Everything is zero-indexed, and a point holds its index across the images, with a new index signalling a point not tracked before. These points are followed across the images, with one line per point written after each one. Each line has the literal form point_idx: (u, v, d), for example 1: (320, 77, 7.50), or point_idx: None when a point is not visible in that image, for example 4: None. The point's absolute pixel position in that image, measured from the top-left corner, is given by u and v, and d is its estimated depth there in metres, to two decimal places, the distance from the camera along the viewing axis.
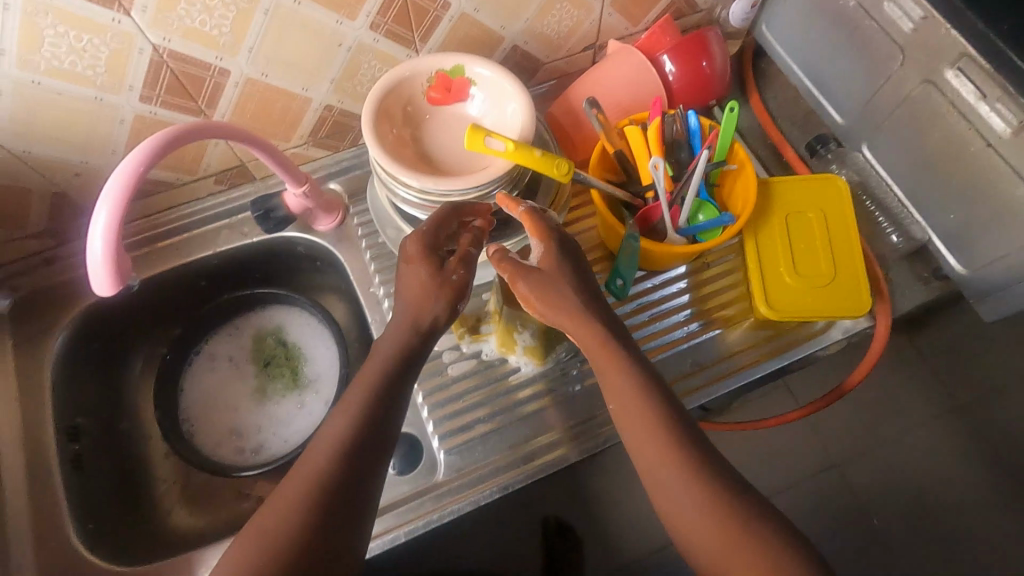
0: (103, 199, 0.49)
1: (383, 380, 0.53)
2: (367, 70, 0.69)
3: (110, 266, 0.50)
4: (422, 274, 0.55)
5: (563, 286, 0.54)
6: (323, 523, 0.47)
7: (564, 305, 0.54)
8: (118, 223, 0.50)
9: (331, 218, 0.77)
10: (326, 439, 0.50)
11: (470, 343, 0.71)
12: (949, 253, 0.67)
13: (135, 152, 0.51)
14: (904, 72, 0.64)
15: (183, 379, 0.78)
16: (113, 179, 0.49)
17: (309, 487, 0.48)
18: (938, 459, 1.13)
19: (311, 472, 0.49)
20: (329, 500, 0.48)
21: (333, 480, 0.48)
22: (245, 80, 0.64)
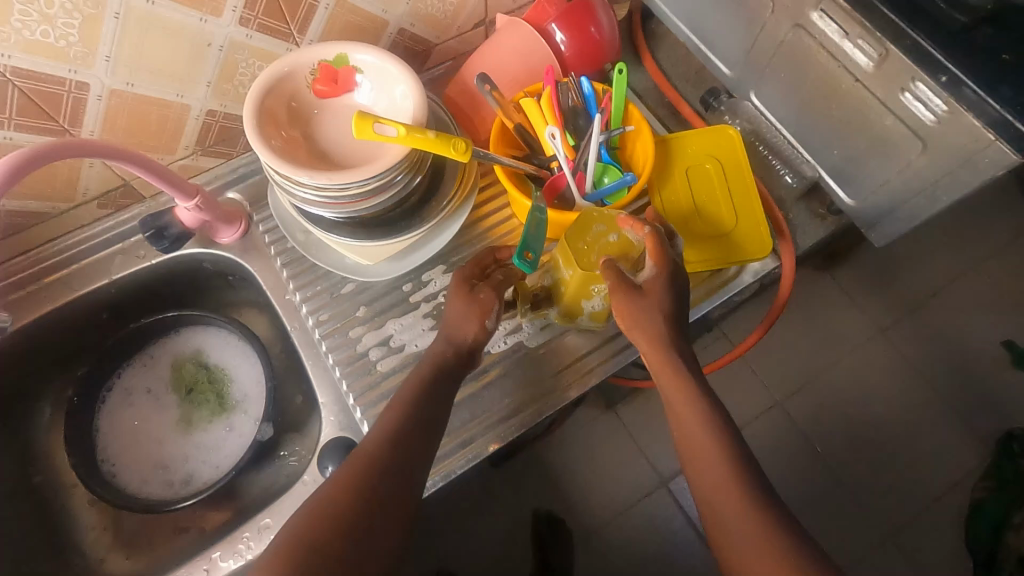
0: None
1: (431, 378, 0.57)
2: (245, 69, 0.66)
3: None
4: (466, 297, 0.61)
5: (651, 310, 0.56)
6: (378, 490, 0.49)
7: (649, 332, 0.56)
8: None
9: (233, 229, 0.73)
10: (381, 424, 0.54)
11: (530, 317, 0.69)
12: (838, 188, 0.71)
13: None
14: (775, 19, 0.66)
15: (97, 419, 0.74)
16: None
17: (364, 461, 0.51)
18: (867, 383, 1.21)
19: (367, 451, 0.52)
20: (383, 471, 0.50)
21: (388, 456, 0.51)
22: (109, 92, 0.59)
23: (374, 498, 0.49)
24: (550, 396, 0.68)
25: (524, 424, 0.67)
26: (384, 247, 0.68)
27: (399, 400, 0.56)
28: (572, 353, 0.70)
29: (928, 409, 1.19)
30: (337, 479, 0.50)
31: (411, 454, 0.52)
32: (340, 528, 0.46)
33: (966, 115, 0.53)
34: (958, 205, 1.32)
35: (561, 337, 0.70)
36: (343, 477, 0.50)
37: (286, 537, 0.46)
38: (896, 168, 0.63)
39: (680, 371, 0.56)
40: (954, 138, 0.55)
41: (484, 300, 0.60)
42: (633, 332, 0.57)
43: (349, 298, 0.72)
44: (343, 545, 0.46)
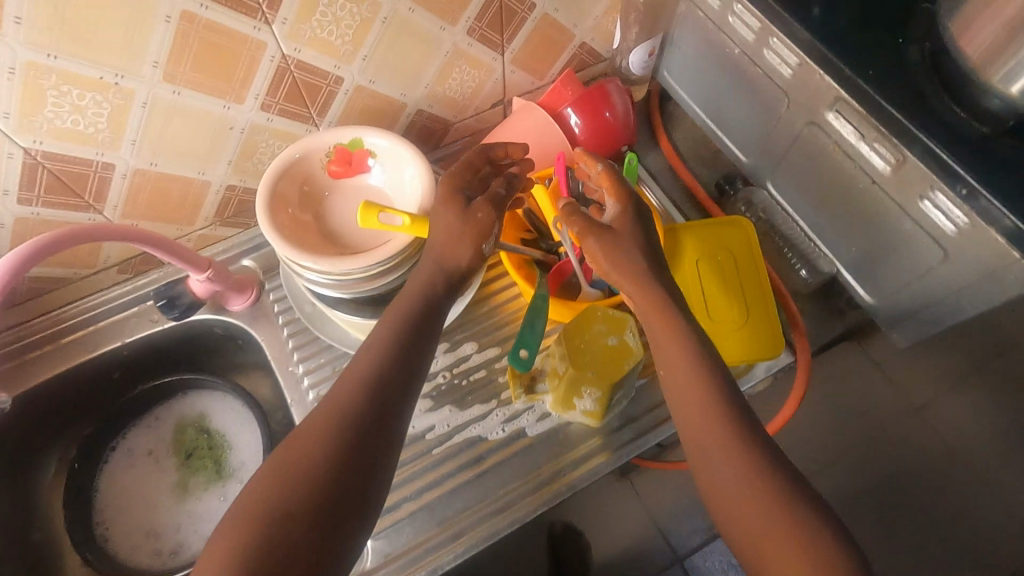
0: None
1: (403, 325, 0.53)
2: (265, 148, 0.68)
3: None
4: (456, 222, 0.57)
5: (621, 250, 0.55)
6: (348, 446, 0.47)
7: (628, 272, 0.55)
8: None
9: (244, 297, 0.75)
10: (347, 374, 0.51)
11: (525, 401, 0.69)
12: (857, 284, 0.69)
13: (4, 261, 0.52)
14: (790, 114, 0.65)
15: (97, 481, 0.74)
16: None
17: (328, 420, 0.48)
18: (932, 458, 1.08)
19: (331, 407, 0.49)
20: (350, 430, 0.48)
21: (354, 411, 0.49)
22: (133, 171, 0.62)
23: (343, 458, 0.47)
24: (547, 489, 0.65)
25: (519, 516, 0.64)
26: None
27: (367, 345, 0.53)
28: (574, 443, 0.68)
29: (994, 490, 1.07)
30: (299, 439, 0.47)
31: (382, 407, 0.50)
32: (308, 492, 0.45)
33: (988, 230, 0.51)
34: None
35: (562, 426, 0.68)
36: (306, 437, 0.48)
37: (262, 492, 0.45)
38: (914, 272, 0.61)
39: (673, 328, 0.54)
40: (975, 252, 0.53)
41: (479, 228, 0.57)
42: (612, 274, 0.56)
43: None
44: (312, 509, 0.44)
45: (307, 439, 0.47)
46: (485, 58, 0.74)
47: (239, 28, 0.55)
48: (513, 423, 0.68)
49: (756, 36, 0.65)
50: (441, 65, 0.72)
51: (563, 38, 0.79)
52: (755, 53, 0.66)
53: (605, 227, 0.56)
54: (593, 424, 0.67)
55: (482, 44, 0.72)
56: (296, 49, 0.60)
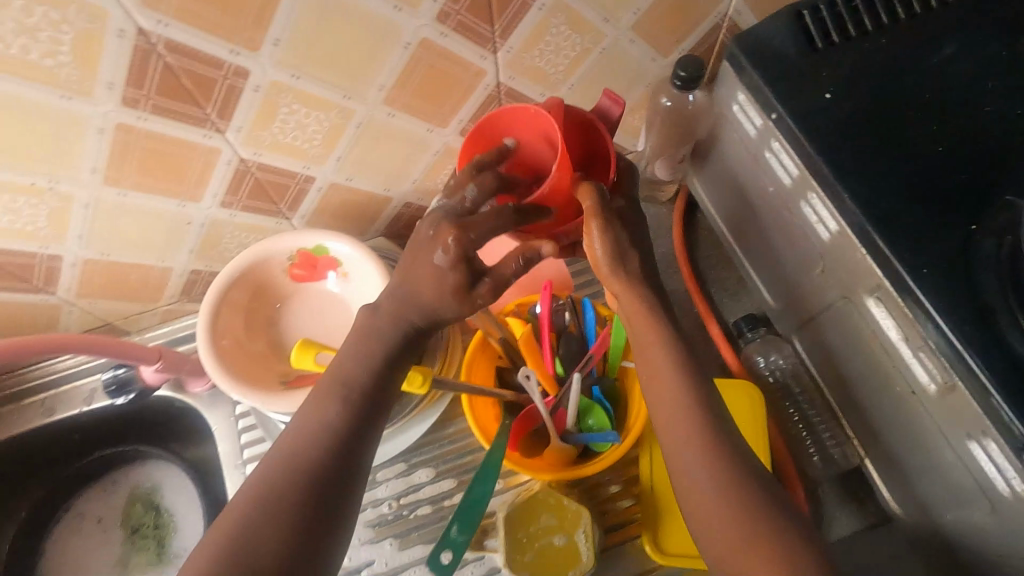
0: None
1: (377, 363, 0.48)
2: (230, 238, 0.63)
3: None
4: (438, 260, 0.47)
5: (627, 250, 0.51)
6: (319, 508, 0.42)
7: (633, 280, 0.50)
8: None
9: (204, 380, 0.71)
10: (313, 421, 0.45)
11: (476, 552, 0.60)
12: (885, 486, 0.57)
13: None
14: (825, 281, 0.54)
15: (48, 543, 0.74)
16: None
17: (298, 472, 0.43)
18: None
19: (297, 457, 0.44)
20: (320, 493, 0.43)
21: (325, 465, 0.44)
22: (83, 261, 0.58)
23: (319, 502, 0.43)
24: None
25: None
26: None
27: (332, 381, 0.47)
28: None
29: None
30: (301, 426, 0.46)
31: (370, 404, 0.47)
32: (298, 484, 0.43)
33: None
34: None
35: None
36: (265, 500, 0.42)
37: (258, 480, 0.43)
38: (955, 508, 0.49)
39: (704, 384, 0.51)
40: None
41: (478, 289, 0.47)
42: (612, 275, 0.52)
43: None
44: (289, 538, 0.41)
45: (271, 503, 0.42)
46: None
47: (185, 137, 0.50)
48: None
49: (794, 183, 0.53)
50: (431, 163, 0.64)
51: None
52: (790, 200, 0.55)
53: (615, 214, 0.50)
54: None
55: None
56: (255, 154, 0.54)
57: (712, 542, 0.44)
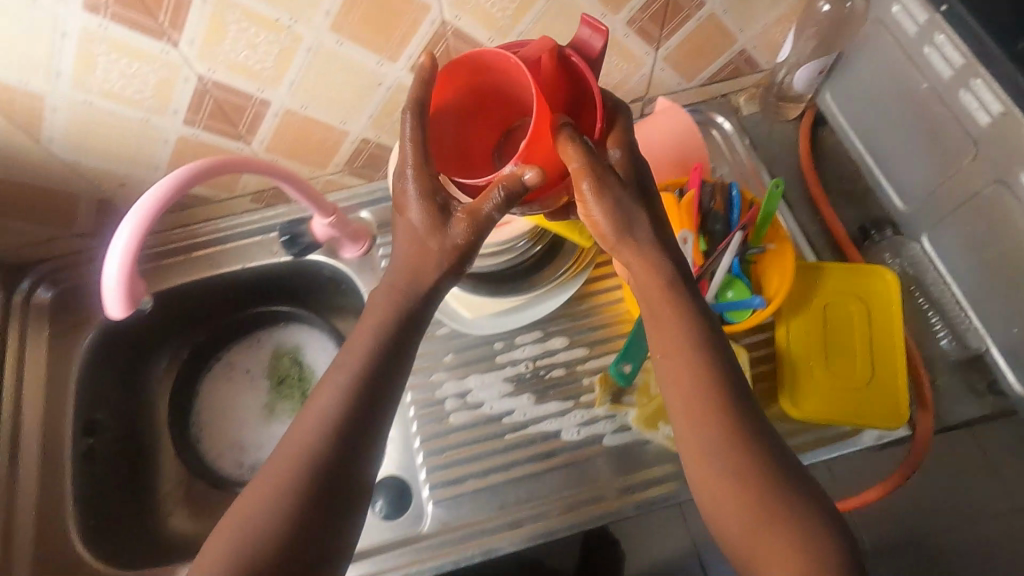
0: (124, 227, 0.50)
1: (380, 341, 0.49)
2: (405, 108, 0.69)
3: (126, 274, 0.51)
4: (409, 214, 0.49)
5: (632, 219, 0.51)
6: (325, 501, 0.46)
7: (644, 247, 0.52)
8: (134, 250, 0.51)
9: (357, 246, 0.77)
10: (316, 407, 0.48)
11: (609, 408, 0.68)
12: (1011, 369, 0.61)
13: (165, 181, 0.52)
14: (975, 169, 0.58)
15: (200, 385, 0.81)
16: (193, 164, 0.54)
17: (303, 471, 0.46)
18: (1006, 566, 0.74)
19: (305, 451, 0.47)
20: (327, 476, 0.46)
21: (330, 460, 0.46)
22: (284, 111, 0.65)
23: (328, 493, 0.46)
24: (614, 504, 0.65)
25: (569, 525, 0.64)
26: (481, 301, 0.71)
27: (339, 365, 0.49)
28: (650, 463, 0.66)
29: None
30: (301, 422, 0.48)
31: (374, 387, 0.48)
32: (301, 481, 0.46)
33: None
34: None
35: (635, 444, 0.67)
36: (270, 486, 0.46)
37: (269, 476, 0.46)
38: None
39: None
40: None
41: (453, 229, 0.48)
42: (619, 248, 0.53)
43: (441, 340, 0.72)
44: (302, 534, 0.45)
45: (269, 495, 0.46)
46: (638, 51, 0.70)
47: None
48: (587, 430, 0.68)
49: (955, 74, 0.57)
50: None
51: (722, 43, 0.73)
52: (946, 93, 0.59)
53: (611, 171, 0.50)
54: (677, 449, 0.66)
55: (639, 36, 0.68)
56: (457, 18, 0.60)
57: (730, 524, 0.48)
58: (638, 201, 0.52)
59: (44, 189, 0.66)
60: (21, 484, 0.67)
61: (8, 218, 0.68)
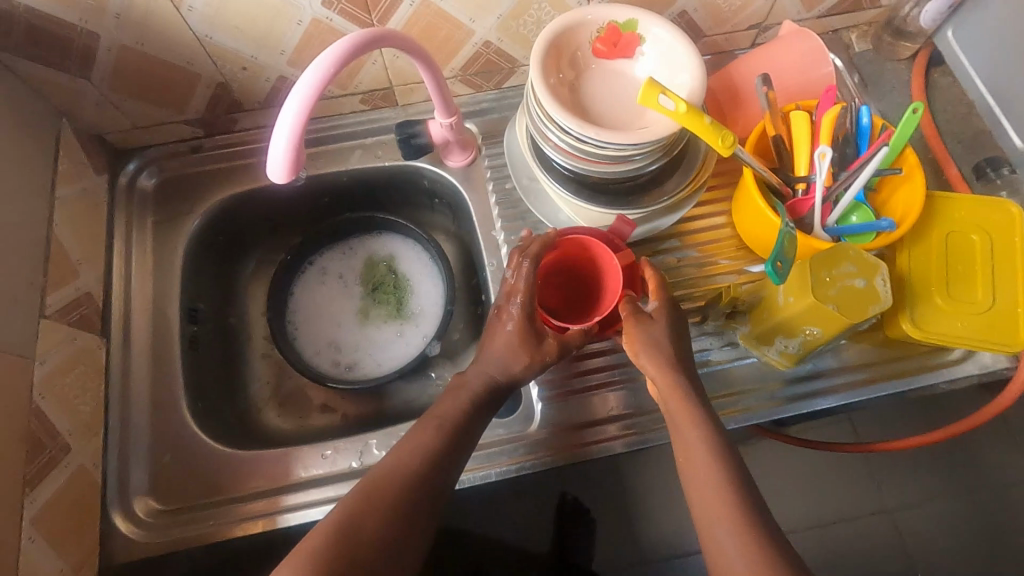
0: (293, 96, 0.49)
1: (468, 406, 0.55)
2: (535, 11, 0.68)
3: (294, 143, 0.49)
4: (507, 323, 0.59)
5: (662, 341, 0.56)
6: (416, 514, 0.47)
7: (660, 357, 0.55)
8: (303, 121, 0.49)
9: (464, 155, 0.76)
10: (415, 443, 0.52)
11: (717, 325, 0.68)
12: None
13: (328, 53, 0.50)
14: None
15: (294, 286, 0.81)
16: (348, 38, 0.51)
17: (404, 484, 0.48)
18: (949, 537, 0.86)
19: (404, 468, 0.49)
20: (422, 493, 0.49)
21: (422, 483, 0.49)
22: (421, 1, 0.63)
23: (416, 513, 0.48)
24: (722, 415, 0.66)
25: None
26: (597, 213, 0.70)
27: (431, 417, 0.54)
28: (755, 378, 0.68)
29: (986, 565, 0.85)
30: (396, 454, 0.51)
31: (464, 440, 0.53)
32: (400, 492, 0.48)
33: None
34: (1004, 435, 0.90)
35: (737, 363, 0.68)
36: (375, 486, 0.48)
37: (366, 489, 0.48)
38: None
39: None
40: None
41: (544, 346, 0.58)
42: (649, 365, 0.56)
43: None
44: (390, 546, 0.45)
45: (377, 494, 0.47)
46: None
47: None
48: (693, 344, 0.69)
49: None
50: None
51: None
52: None
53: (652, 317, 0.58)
54: (781, 368, 0.67)
55: None
56: None
57: None
58: (673, 336, 0.57)
59: (169, 66, 0.65)
60: (134, 360, 0.67)
61: (127, 96, 0.67)
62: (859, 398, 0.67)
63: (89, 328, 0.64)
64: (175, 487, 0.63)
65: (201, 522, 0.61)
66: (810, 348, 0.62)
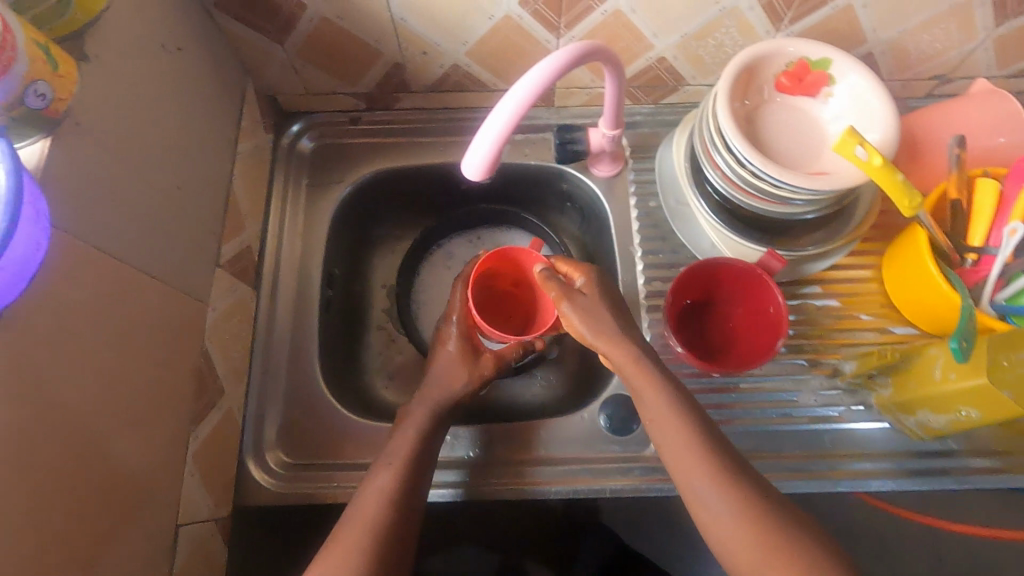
0: (508, 100, 0.48)
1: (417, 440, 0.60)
2: (720, 34, 0.66)
3: (492, 156, 0.50)
4: (447, 344, 0.67)
5: (602, 316, 0.56)
6: (396, 539, 0.53)
7: (613, 336, 0.55)
8: (512, 126, 0.49)
9: (612, 166, 0.76)
10: (372, 489, 0.56)
11: (854, 383, 0.66)
12: None
13: (552, 59, 0.49)
14: None
15: (421, 265, 0.84)
16: (551, 59, 0.49)
17: (367, 527, 0.52)
18: None
19: (362, 511, 0.54)
20: (393, 530, 0.53)
21: (384, 515, 0.54)
22: (614, 11, 0.63)
23: (398, 527, 0.53)
24: (849, 474, 0.64)
25: (803, 482, 0.64)
26: (751, 250, 0.69)
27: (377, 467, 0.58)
28: (884, 444, 0.65)
29: None
30: (357, 505, 0.55)
31: (418, 470, 0.58)
32: (368, 529, 0.52)
33: None
34: None
35: (869, 426, 0.66)
36: (343, 542, 0.52)
37: (334, 547, 0.51)
38: None
39: None
40: None
41: (482, 362, 0.65)
42: (597, 338, 0.56)
43: None
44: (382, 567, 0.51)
45: (350, 549, 0.51)
46: (979, 24, 0.65)
47: None
48: (825, 397, 0.67)
49: None
50: (934, 15, 0.65)
51: None
52: None
53: (581, 291, 0.58)
54: (916, 438, 0.65)
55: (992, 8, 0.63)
56: None
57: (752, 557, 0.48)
58: (614, 312, 0.58)
59: (356, 42, 0.66)
60: (278, 317, 0.71)
61: (309, 64, 0.70)
62: (993, 484, 0.64)
63: (246, 280, 0.67)
64: (301, 443, 0.66)
65: (320, 483, 0.64)
66: (958, 427, 0.59)
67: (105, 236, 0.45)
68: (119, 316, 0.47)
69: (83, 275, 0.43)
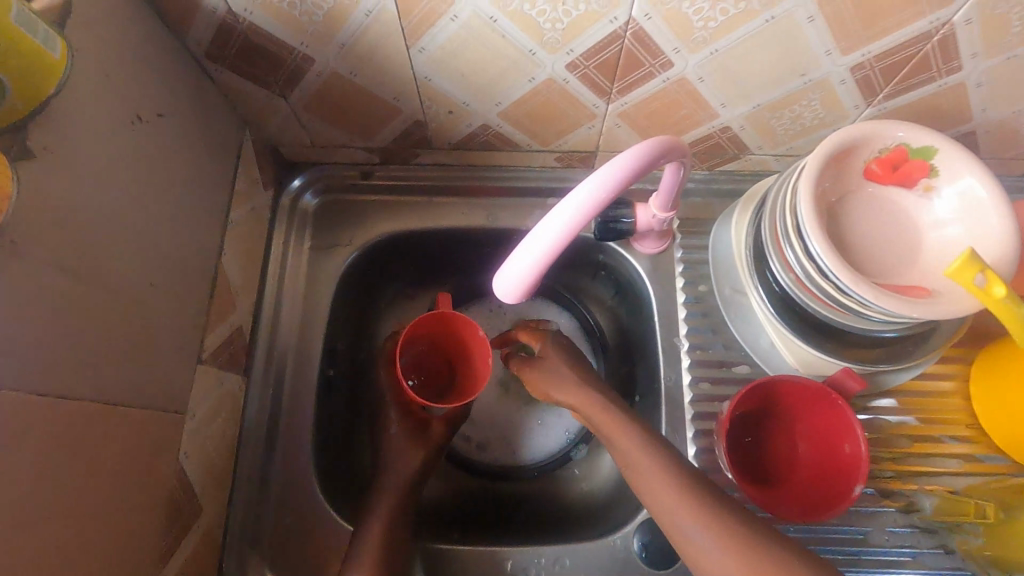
0: (550, 225, 0.40)
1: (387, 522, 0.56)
2: (800, 107, 0.56)
3: (529, 281, 0.43)
4: (391, 427, 0.64)
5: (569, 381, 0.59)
6: None
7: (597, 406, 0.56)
8: (556, 252, 0.41)
9: (657, 243, 0.66)
10: None
11: (936, 523, 0.58)
12: None
13: (607, 172, 0.39)
14: None
15: None
16: (598, 180, 0.39)
17: None
18: None
19: None
20: None
21: None
22: (679, 78, 0.53)
23: None
24: None
25: None
26: (828, 364, 0.58)
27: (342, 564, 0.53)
28: None
29: None
30: None
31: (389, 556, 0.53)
32: None
33: None
34: None
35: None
36: None
37: None
38: None
39: None
40: None
41: (431, 432, 0.63)
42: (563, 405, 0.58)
43: (739, 380, 0.63)
44: None
45: None
46: None
47: None
48: (897, 538, 0.58)
49: None
50: None
51: None
52: None
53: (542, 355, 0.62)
54: None
55: None
56: (966, 20, 0.46)
57: None
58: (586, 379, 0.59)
59: (371, 98, 0.57)
60: (274, 406, 0.62)
61: (315, 117, 0.60)
62: None
63: (234, 368, 0.58)
64: (293, 560, 0.58)
65: None
66: None
67: (48, 374, 0.37)
68: (71, 467, 0.38)
69: (20, 433, 0.34)
